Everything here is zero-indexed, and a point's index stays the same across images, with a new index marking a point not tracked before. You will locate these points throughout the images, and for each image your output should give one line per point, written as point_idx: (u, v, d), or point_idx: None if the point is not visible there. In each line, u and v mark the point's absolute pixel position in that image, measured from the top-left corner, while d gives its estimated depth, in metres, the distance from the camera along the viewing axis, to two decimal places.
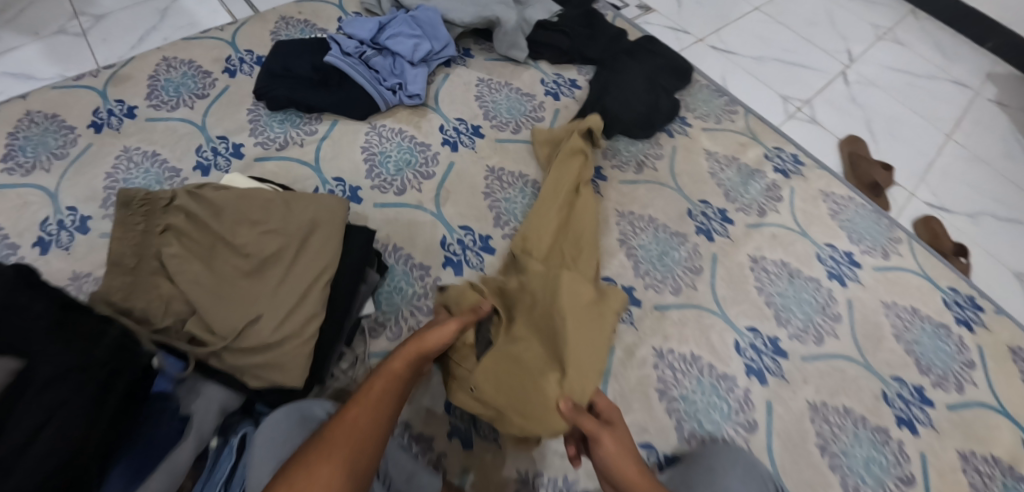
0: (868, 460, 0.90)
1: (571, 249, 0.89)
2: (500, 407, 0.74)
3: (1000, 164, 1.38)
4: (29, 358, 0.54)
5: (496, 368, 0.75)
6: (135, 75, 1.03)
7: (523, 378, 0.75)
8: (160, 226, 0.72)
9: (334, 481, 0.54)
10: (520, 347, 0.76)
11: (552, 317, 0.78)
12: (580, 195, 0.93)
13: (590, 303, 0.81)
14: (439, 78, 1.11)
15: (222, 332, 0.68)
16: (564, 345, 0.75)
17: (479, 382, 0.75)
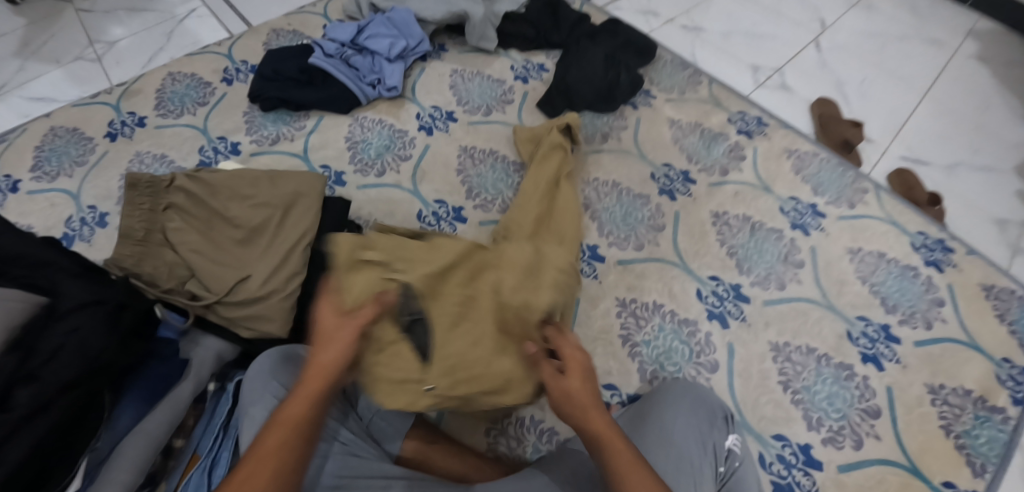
0: (831, 396, 0.93)
1: (550, 233, 0.95)
2: (469, 396, 0.71)
3: (978, 115, 1.34)
4: (55, 293, 0.64)
5: (451, 357, 0.71)
6: (144, 90, 1.14)
7: (477, 361, 0.71)
8: (164, 204, 0.82)
9: None
10: (464, 331, 0.72)
11: (501, 277, 0.74)
12: (558, 189, 0.99)
13: (527, 271, 0.74)
14: (416, 72, 1.20)
15: (216, 289, 0.78)
16: (515, 315, 0.72)
17: (433, 380, 0.70)
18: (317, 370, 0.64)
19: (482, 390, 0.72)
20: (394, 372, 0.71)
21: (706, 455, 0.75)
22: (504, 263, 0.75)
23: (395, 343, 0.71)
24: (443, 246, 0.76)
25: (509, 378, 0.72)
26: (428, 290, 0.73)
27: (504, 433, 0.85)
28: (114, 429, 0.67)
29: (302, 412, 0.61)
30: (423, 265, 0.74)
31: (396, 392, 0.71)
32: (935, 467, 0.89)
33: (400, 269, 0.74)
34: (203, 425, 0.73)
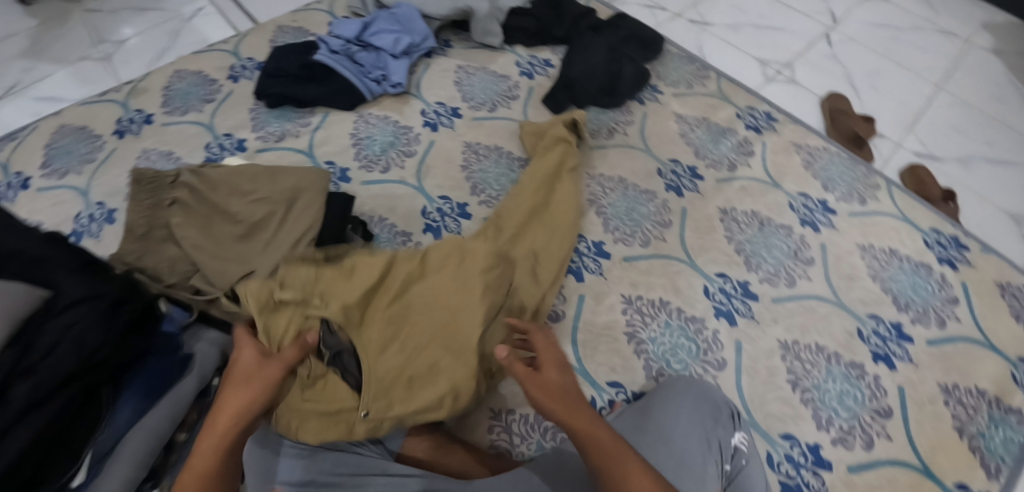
0: (840, 395, 0.92)
1: (531, 231, 0.94)
2: (405, 416, 0.73)
3: (994, 109, 1.32)
4: (54, 287, 0.64)
5: (381, 381, 0.72)
6: (151, 87, 1.14)
7: (411, 381, 0.74)
8: (167, 199, 0.81)
9: None
10: (392, 356, 0.74)
11: (434, 294, 0.77)
12: (560, 180, 1.00)
13: (454, 280, 0.78)
14: (421, 68, 1.20)
15: (220, 285, 0.77)
16: (450, 330, 0.76)
17: (368, 405, 0.72)
18: (227, 418, 0.64)
19: (416, 411, 0.73)
20: (325, 404, 0.72)
21: (711, 453, 0.74)
22: (432, 278, 0.78)
23: (323, 376, 0.73)
24: (361, 273, 0.76)
25: (445, 392, 0.74)
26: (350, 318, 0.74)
27: (507, 429, 0.84)
28: (114, 425, 0.65)
29: (210, 463, 0.61)
30: (341, 297, 0.74)
31: (325, 423, 0.72)
32: (949, 468, 0.87)
33: (319, 303, 0.73)
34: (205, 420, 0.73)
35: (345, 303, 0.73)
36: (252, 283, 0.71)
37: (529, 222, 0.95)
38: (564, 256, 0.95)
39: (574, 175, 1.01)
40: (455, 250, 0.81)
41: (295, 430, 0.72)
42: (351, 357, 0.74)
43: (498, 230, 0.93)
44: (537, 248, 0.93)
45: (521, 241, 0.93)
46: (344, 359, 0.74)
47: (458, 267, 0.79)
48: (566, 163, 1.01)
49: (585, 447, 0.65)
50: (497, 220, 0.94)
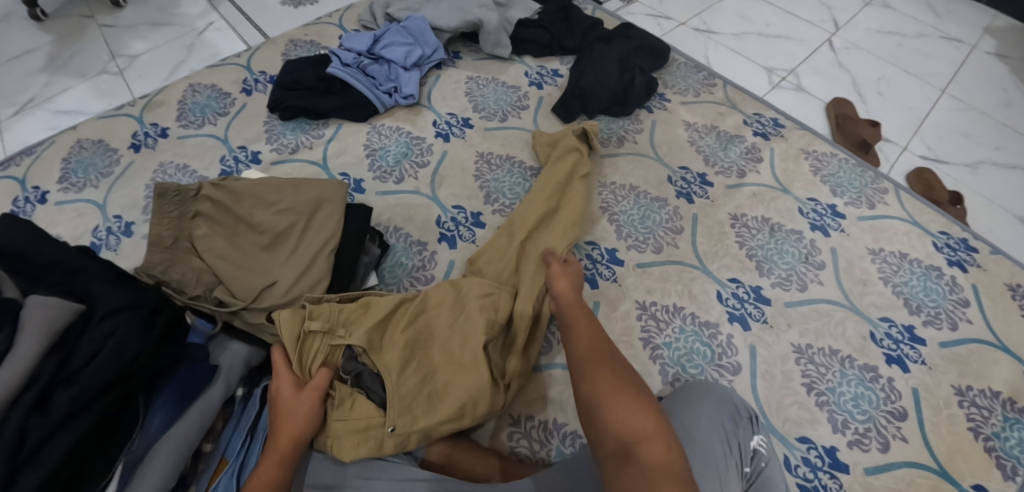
0: (856, 397, 0.92)
1: (541, 234, 0.95)
2: (429, 427, 0.73)
3: (999, 113, 1.33)
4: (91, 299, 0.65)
5: (404, 395, 0.74)
6: (166, 101, 1.16)
7: (429, 396, 0.75)
8: (191, 212, 0.83)
9: None
10: (410, 374, 0.76)
11: (444, 314, 0.81)
12: (569, 187, 1.01)
13: (457, 310, 0.81)
14: (431, 79, 1.21)
15: (243, 296, 0.79)
16: (461, 352, 0.77)
17: (394, 420, 0.73)
18: (287, 442, 0.69)
19: (439, 420, 0.73)
20: (354, 423, 0.73)
21: (732, 454, 0.74)
22: (433, 313, 0.81)
23: (350, 397, 0.74)
24: (376, 302, 0.80)
25: (464, 398, 0.74)
26: (373, 342, 0.77)
27: (527, 436, 0.85)
28: (148, 432, 0.67)
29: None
30: (364, 324, 0.77)
31: (357, 441, 0.72)
32: (965, 469, 0.88)
33: (343, 333, 0.76)
34: (231, 428, 0.74)
35: (367, 329, 0.76)
36: (283, 312, 0.75)
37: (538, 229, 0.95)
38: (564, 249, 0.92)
39: (584, 179, 1.02)
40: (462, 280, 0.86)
41: (333, 451, 0.72)
42: (371, 377, 0.76)
43: (510, 237, 0.95)
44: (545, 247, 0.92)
45: (529, 248, 0.93)
46: (366, 381, 0.76)
47: (461, 290, 0.83)
48: (576, 175, 1.02)
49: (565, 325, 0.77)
50: (509, 229, 0.96)
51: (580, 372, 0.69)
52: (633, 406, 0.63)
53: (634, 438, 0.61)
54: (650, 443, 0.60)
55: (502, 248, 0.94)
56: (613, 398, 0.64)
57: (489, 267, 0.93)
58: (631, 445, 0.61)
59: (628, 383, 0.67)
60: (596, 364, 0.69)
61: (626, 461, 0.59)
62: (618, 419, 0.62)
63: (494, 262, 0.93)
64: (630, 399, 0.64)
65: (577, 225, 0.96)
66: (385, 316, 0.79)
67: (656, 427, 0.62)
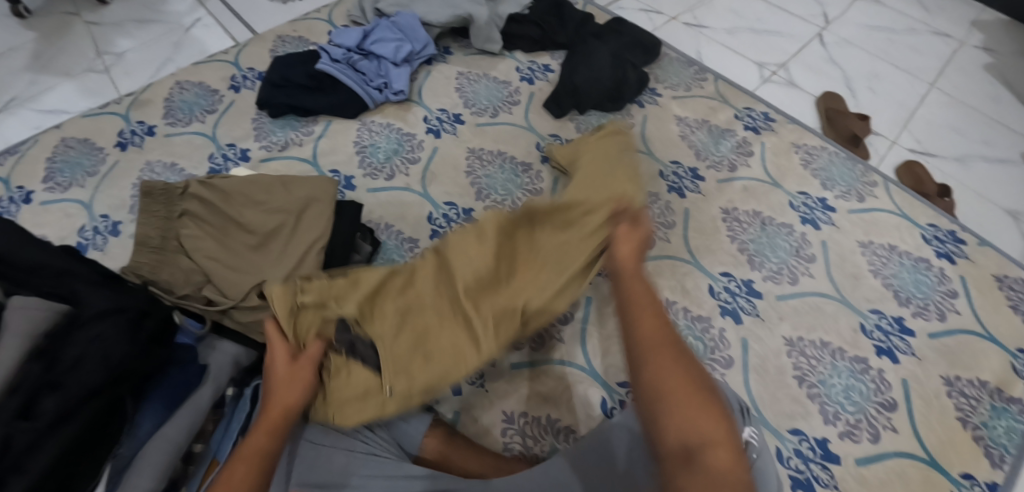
0: (847, 389, 0.93)
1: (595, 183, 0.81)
2: (429, 387, 0.72)
3: (986, 106, 1.34)
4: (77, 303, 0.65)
5: (396, 359, 0.72)
6: (153, 99, 1.14)
7: (427, 356, 0.73)
8: (178, 211, 0.82)
9: None
10: (406, 336, 0.73)
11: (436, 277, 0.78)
12: (620, 154, 0.88)
13: (448, 269, 0.77)
14: (422, 75, 1.21)
15: (233, 295, 0.77)
16: (461, 311, 0.75)
17: (393, 384, 0.71)
18: (279, 412, 0.67)
19: (440, 377, 0.72)
20: (353, 390, 0.71)
21: None
22: (421, 274, 0.78)
23: (345, 366, 0.72)
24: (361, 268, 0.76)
25: (462, 357, 0.73)
26: (364, 309, 0.74)
27: (521, 432, 0.85)
28: (136, 435, 0.66)
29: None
30: (353, 295, 0.74)
31: (358, 406, 0.72)
32: (954, 459, 0.89)
33: (334, 304, 0.73)
34: (222, 429, 0.73)
35: (357, 297, 0.74)
36: (274, 287, 0.71)
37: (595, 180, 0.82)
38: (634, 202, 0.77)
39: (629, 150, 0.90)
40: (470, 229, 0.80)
41: (335, 419, 0.72)
42: (365, 343, 0.73)
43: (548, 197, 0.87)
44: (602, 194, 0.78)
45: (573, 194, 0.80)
46: (359, 348, 0.73)
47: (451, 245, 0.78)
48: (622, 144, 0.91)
49: (623, 298, 0.69)
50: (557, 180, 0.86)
51: (641, 357, 0.62)
52: (700, 408, 0.58)
53: (697, 441, 0.56)
54: (716, 449, 0.55)
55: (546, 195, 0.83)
56: (678, 394, 0.58)
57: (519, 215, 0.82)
58: (694, 447, 0.56)
59: (699, 382, 0.60)
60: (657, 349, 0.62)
61: (688, 465, 0.55)
62: (679, 417, 0.57)
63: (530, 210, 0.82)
64: (698, 399, 0.58)
65: (633, 174, 0.82)
66: (377, 284, 0.75)
67: (722, 432, 0.57)
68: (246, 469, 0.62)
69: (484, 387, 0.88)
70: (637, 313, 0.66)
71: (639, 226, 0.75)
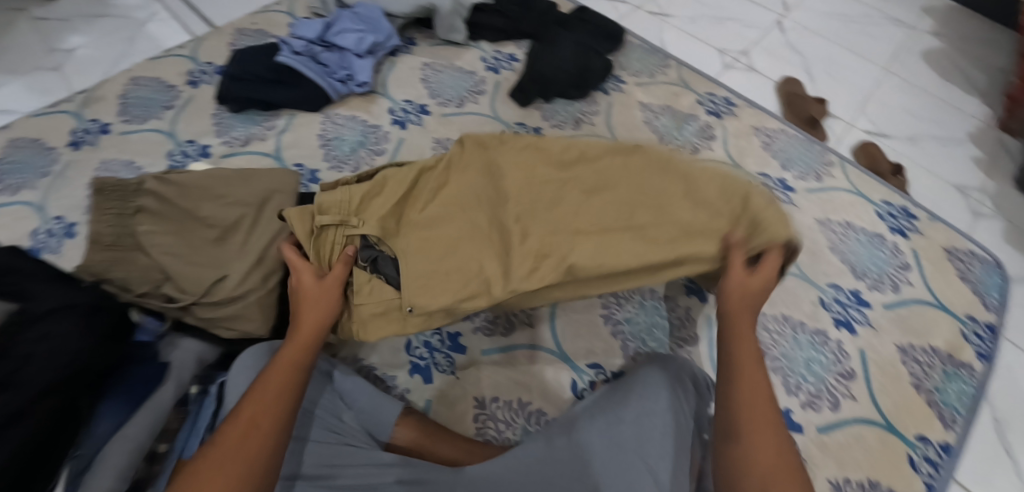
0: (807, 361, 0.97)
1: (747, 195, 0.75)
2: (449, 305, 0.74)
3: (936, 89, 1.39)
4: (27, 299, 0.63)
5: (418, 275, 0.75)
6: (107, 96, 1.11)
7: (448, 273, 0.75)
8: (133, 207, 0.77)
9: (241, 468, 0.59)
10: (427, 254, 0.76)
11: (481, 200, 0.79)
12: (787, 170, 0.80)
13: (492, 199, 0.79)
14: (386, 67, 1.20)
15: (192, 290, 0.75)
16: (494, 238, 0.77)
17: (412, 301, 0.74)
18: (307, 331, 0.72)
19: (456, 298, 0.74)
20: (374, 306, 0.76)
21: (691, 421, 0.77)
22: (458, 194, 0.80)
23: (368, 283, 0.77)
24: (387, 186, 0.80)
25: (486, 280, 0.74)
26: (388, 227, 0.78)
27: (492, 417, 0.86)
28: (95, 435, 0.65)
29: (247, 466, 0.60)
30: (374, 212, 0.78)
31: (381, 324, 0.77)
32: (909, 423, 0.93)
33: (357, 223, 0.77)
34: (188, 428, 0.71)
35: (379, 217, 0.77)
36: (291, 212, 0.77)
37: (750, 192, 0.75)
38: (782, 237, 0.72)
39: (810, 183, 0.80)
40: (534, 167, 0.80)
41: (362, 333, 0.77)
42: (386, 261, 0.77)
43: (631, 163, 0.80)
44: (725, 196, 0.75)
45: (695, 185, 0.76)
46: (381, 265, 0.77)
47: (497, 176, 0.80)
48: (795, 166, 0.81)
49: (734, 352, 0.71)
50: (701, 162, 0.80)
51: (741, 428, 0.65)
52: (771, 437, 0.64)
53: None
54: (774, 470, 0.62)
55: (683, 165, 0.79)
56: (756, 423, 0.65)
57: (612, 169, 0.79)
58: (750, 458, 0.63)
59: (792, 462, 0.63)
60: (753, 375, 0.68)
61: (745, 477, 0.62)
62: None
63: (650, 180, 0.78)
64: (772, 429, 0.64)
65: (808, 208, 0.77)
66: (417, 208, 0.79)
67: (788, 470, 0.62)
68: (278, 385, 0.66)
69: (455, 375, 0.89)
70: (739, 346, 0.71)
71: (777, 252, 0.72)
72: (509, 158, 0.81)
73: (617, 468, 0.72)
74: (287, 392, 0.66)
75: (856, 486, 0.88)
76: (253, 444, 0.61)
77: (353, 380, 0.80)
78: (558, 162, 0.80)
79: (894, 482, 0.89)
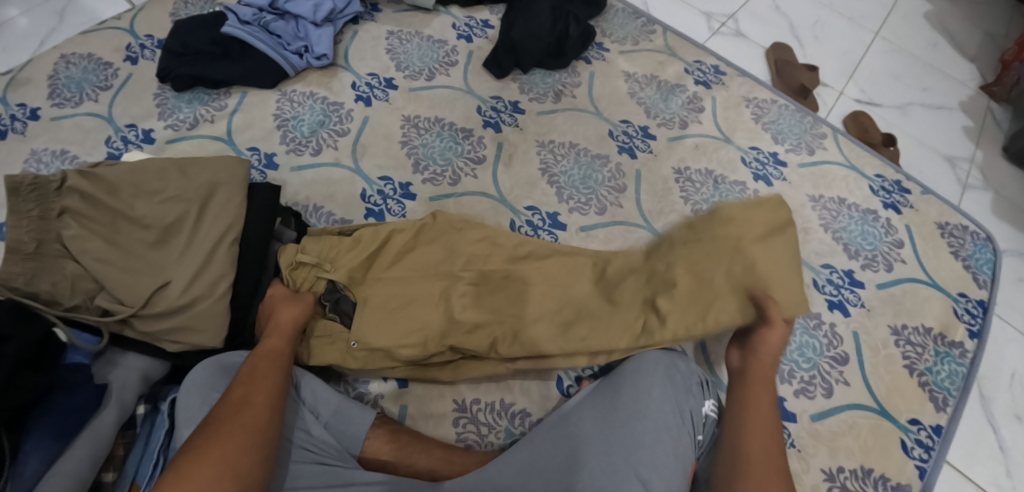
0: (800, 346, 0.92)
1: (683, 296, 0.75)
2: (389, 347, 0.74)
3: (928, 54, 1.34)
4: None
5: (370, 314, 0.75)
6: (34, 77, 1.00)
7: (395, 319, 0.75)
8: (56, 209, 0.67)
9: (231, 456, 0.57)
10: (379, 297, 0.77)
11: (443, 265, 0.80)
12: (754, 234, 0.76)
13: (444, 271, 0.80)
14: (348, 36, 1.10)
15: (132, 300, 0.67)
16: (454, 302, 0.77)
17: (359, 337, 0.75)
18: (285, 332, 0.71)
19: (395, 343, 0.74)
20: (324, 334, 0.77)
21: (684, 424, 0.71)
22: (422, 250, 0.81)
23: (328, 324, 0.77)
24: (364, 235, 0.80)
25: (428, 333, 0.75)
26: (355, 276, 0.78)
27: (474, 420, 0.80)
28: (21, 476, 0.57)
29: (219, 468, 0.56)
30: (347, 260, 0.78)
31: (327, 350, 0.76)
32: (903, 407, 0.90)
33: (329, 268, 0.78)
34: (138, 455, 0.65)
35: (351, 265, 0.78)
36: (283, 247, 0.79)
37: (692, 292, 0.75)
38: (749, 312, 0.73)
39: (777, 237, 0.76)
40: (495, 248, 0.82)
41: (304, 356, 0.77)
42: (350, 304, 0.78)
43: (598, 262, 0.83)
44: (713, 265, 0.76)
45: (695, 247, 0.78)
46: (343, 306, 0.78)
47: (456, 242, 0.81)
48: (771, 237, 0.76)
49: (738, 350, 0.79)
50: (653, 250, 0.83)
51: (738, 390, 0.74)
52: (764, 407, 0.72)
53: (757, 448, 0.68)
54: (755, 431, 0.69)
55: (631, 260, 0.83)
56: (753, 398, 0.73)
57: (561, 266, 0.82)
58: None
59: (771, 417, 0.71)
60: (759, 437, 0.69)
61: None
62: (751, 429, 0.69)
63: (615, 270, 0.82)
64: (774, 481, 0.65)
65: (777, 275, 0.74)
66: (387, 265, 0.79)
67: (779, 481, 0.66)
68: (266, 373, 0.65)
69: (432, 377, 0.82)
70: (750, 411, 0.71)
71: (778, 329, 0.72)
72: (479, 231, 0.83)
73: (626, 450, 0.67)
74: (271, 378, 0.65)
75: (849, 475, 0.85)
76: (227, 447, 0.57)
77: (317, 391, 0.73)
78: (523, 248, 0.83)
79: (887, 468, 0.86)
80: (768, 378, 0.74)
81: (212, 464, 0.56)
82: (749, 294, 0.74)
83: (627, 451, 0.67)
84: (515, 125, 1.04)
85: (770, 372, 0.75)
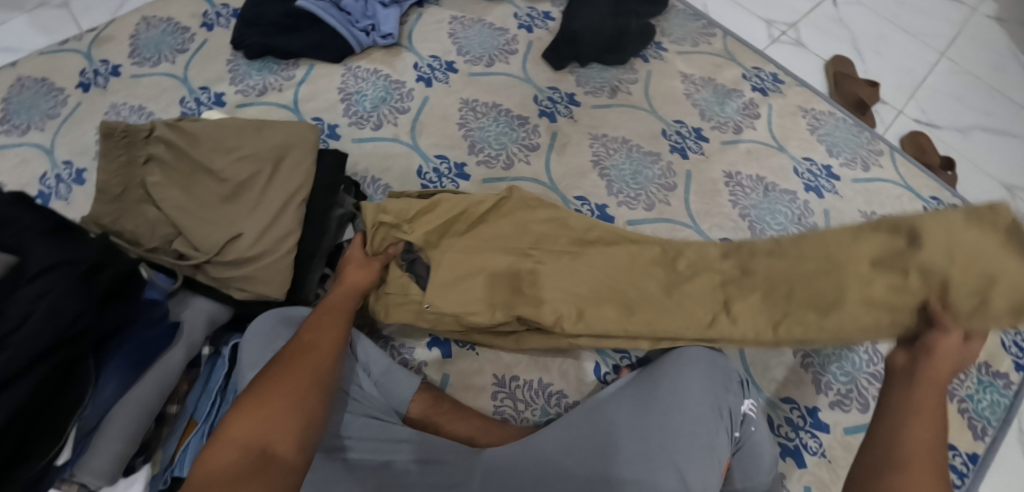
0: (839, 359, 0.87)
1: (759, 296, 0.76)
2: (459, 313, 0.76)
3: (992, 78, 1.31)
4: (24, 254, 0.57)
5: (442, 279, 0.76)
6: (117, 35, 1.05)
7: (471, 286, 0.77)
8: (142, 156, 0.73)
9: (298, 390, 0.60)
10: (452, 263, 0.77)
11: (514, 240, 0.81)
12: (898, 226, 0.70)
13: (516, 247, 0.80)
14: (412, 18, 1.13)
15: (205, 248, 0.71)
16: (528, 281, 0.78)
17: (434, 299, 0.76)
18: (344, 291, 0.75)
19: (464, 308, 0.76)
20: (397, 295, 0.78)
21: (721, 420, 0.71)
22: (492, 224, 0.81)
23: (402, 281, 0.78)
24: (443, 201, 0.80)
25: (498, 303, 0.77)
26: (430, 239, 0.79)
27: (512, 396, 0.82)
28: (100, 398, 0.62)
29: (290, 399, 0.59)
30: (424, 223, 0.79)
31: (400, 311, 0.78)
32: None
33: (406, 228, 0.78)
34: (197, 391, 0.70)
35: (428, 230, 0.78)
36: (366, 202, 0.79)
37: (775, 292, 0.75)
38: (870, 314, 0.69)
39: (894, 248, 0.69)
40: (563, 230, 0.82)
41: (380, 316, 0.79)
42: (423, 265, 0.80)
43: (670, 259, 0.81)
44: (806, 268, 0.74)
45: (794, 255, 0.75)
46: (417, 267, 0.80)
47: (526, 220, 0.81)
48: (896, 246, 0.69)
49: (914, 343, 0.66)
50: (732, 250, 0.81)
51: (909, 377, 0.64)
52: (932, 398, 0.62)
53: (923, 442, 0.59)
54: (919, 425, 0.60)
55: (706, 255, 0.81)
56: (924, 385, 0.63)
57: (625, 255, 0.81)
58: None
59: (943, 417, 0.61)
60: (918, 436, 0.60)
61: None
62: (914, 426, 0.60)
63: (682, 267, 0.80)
64: None
65: (927, 269, 0.66)
66: (461, 232, 0.80)
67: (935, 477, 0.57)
68: (329, 321, 0.69)
69: (473, 350, 0.84)
70: (911, 407, 0.62)
71: (954, 333, 0.63)
72: (547, 211, 0.83)
73: (669, 446, 0.68)
74: (333, 326, 0.68)
75: None
76: (296, 384, 0.61)
77: (369, 350, 0.76)
78: (593, 231, 0.82)
79: None
80: (942, 383, 0.63)
81: (282, 397, 0.59)
82: (872, 300, 0.69)
83: (667, 444, 0.68)
84: (568, 117, 1.05)
85: (946, 377, 0.63)
